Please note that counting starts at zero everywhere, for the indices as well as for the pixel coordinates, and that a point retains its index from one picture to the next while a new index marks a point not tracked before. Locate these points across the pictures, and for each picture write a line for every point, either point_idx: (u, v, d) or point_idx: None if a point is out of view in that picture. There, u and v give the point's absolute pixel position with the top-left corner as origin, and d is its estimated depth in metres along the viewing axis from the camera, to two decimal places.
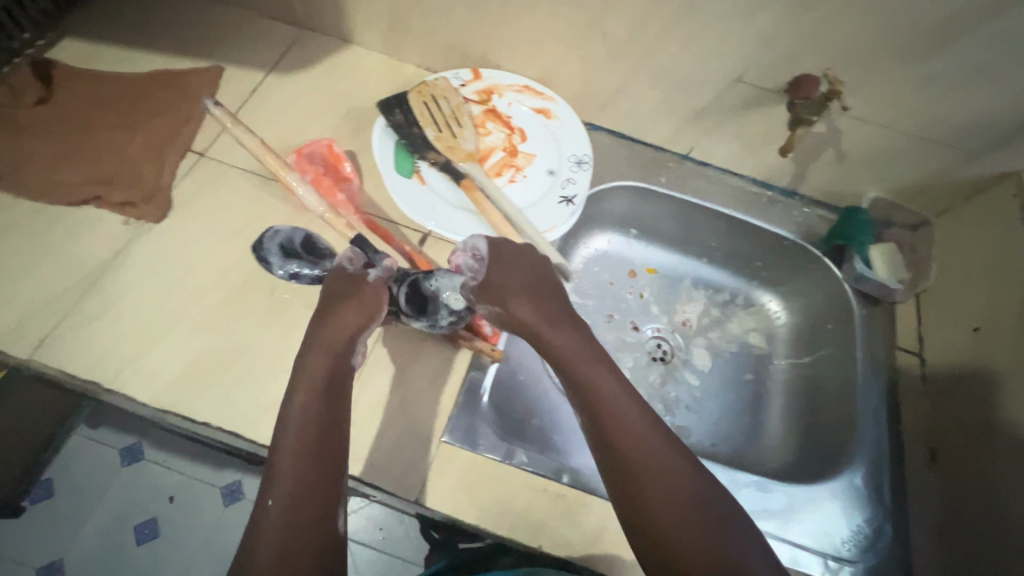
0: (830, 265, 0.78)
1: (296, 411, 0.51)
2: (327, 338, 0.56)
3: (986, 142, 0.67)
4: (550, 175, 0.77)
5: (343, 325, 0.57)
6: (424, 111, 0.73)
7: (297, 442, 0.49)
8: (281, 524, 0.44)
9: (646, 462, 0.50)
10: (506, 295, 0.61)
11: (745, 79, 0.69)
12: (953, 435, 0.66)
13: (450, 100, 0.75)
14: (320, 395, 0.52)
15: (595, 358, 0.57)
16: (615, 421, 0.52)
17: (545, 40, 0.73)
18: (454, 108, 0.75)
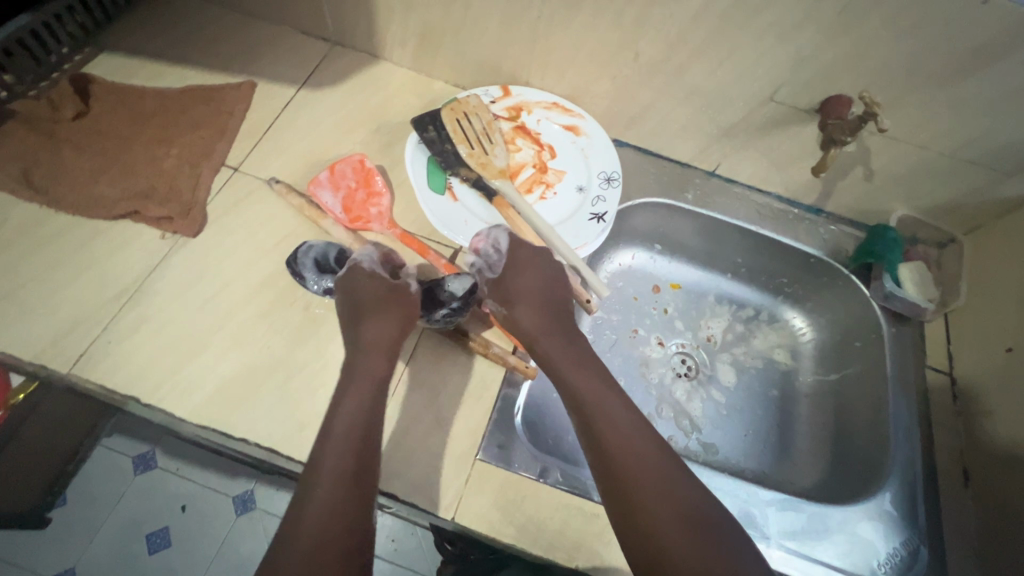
0: (858, 282, 0.78)
1: (342, 416, 0.53)
2: (372, 345, 0.58)
3: (1019, 163, 0.67)
4: (579, 192, 0.77)
5: (387, 333, 0.59)
6: (456, 128, 0.74)
7: (339, 446, 0.51)
8: (317, 523, 0.46)
9: (643, 470, 0.51)
10: (512, 298, 0.65)
11: (776, 99, 0.69)
12: (988, 457, 0.65)
13: (482, 117, 0.75)
14: (366, 402, 0.54)
15: (586, 367, 0.60)
16: (610, 429, 0.54)
17: (577, 58, 0.73)
18: (485, 125, 0.75)
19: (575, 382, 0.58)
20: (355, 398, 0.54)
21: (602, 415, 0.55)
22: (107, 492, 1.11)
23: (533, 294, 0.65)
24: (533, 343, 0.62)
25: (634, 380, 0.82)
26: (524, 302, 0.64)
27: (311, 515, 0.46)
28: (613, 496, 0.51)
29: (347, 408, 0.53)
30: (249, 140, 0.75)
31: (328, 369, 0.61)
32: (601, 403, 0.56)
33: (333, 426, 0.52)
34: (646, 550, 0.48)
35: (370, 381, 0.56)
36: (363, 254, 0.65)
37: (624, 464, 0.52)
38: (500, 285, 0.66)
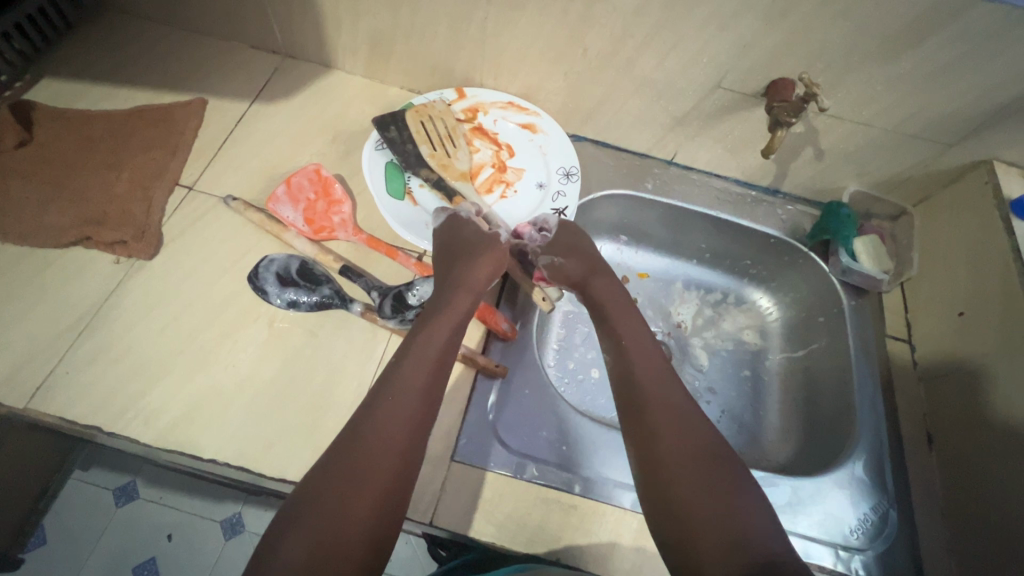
0: (817, 259, 0.80)
1: (406, 378, 0.54)
2: (465, 294, 0.63)
3: (959, 133, 0.69)
4: (540, 189, 0.78)
5: (487, 281, 0.66)
6: (421, 130, 0.74)
7: (415, 364, 0.56)
8: (360, 472, 0.48)
9: (671, 415, 0.55)
10: (568, 252, 0.73)
11: (724, 86, 0.71)
12: (949, 419, 0.67)
13: (446, 121, 0.76)
14: (432, 364, 0.56)
15: (631, 317, 0.67)
16: (649, 393, 0.58)
17: (528, 56, 0.74)
18: (450, 129, 0.76)
19: (622, 332, 0.65)
20: (422, 359, 0.56)
21: (640, 357, 0.62)
22: (87, 529, 1.08)
23: (585, 254, 0.73)
24: (587, 286, 0.71)
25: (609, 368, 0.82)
26: (581, 251, 0.73)
27: (355, 464, 0.48)
28: (641, 451, 0.54)
29: (413, 368, 0.55)
30: (203, 158, 0.74)
31: (298, 383, 0.61)
32: (646, 372, 0.60)
33: (395, 379, 0.54)
34: (663, 500, 0.51)
35: (438, 342, 0.58)
36: (465, 209, 0.72)
37: (657, 425, 0.55)
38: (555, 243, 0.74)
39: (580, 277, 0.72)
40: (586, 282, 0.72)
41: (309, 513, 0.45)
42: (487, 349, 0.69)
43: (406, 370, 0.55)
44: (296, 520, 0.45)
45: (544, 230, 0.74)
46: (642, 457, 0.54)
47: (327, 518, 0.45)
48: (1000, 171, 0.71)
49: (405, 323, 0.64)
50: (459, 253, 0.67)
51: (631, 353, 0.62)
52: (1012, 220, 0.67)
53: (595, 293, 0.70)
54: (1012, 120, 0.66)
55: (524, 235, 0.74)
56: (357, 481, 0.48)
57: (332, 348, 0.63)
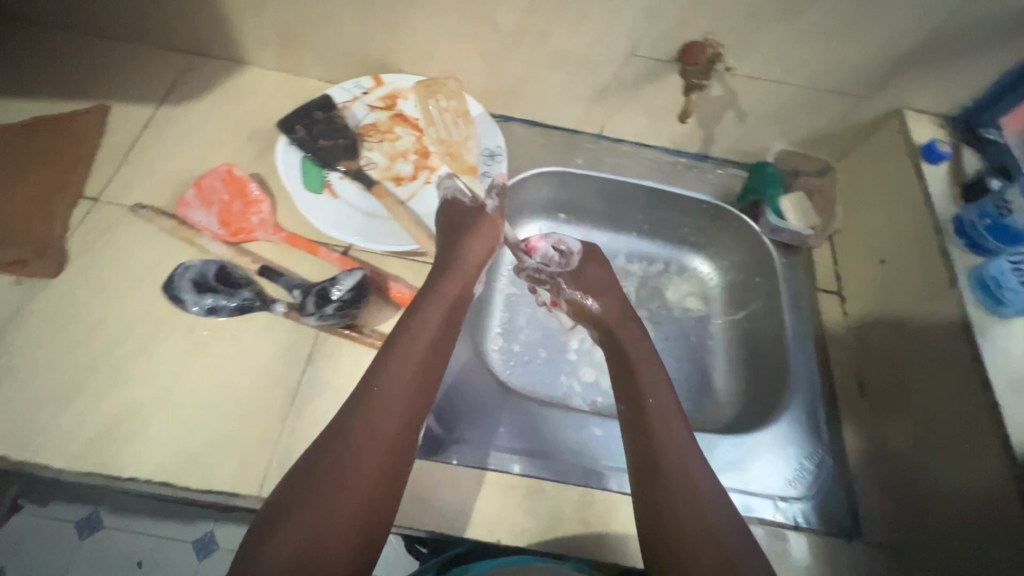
0: (747, 220, 0.81)
1: (396, 380, 0.53)
2: (452, 290, 0.61)
3: (870, 84, 0.71)
4: (464, 171, 0.74)
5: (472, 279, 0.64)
6: (430, 113, 0.77)
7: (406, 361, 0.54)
8: (346, 475, 0.47)
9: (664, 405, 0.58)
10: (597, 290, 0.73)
11: (639, 53, 0.70)
12: (878, 365, 0.69)
13: (457, 104, 0.78)
14: (421, 368, 0.54)
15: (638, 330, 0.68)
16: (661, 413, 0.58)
17: (442, 38, 0.73)
18: (460, 112, 0.77)
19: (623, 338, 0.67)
20: (413, 362, 0.54)
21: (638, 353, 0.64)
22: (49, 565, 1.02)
23: (613, 288, 0.73)
24: (614, 334, 0.68)
25: (553, 346, 0.81)
26: (611, 293, 0.72)
27: (342, 469, 0.47)
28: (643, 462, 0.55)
29: (400, 368, 0.53)
30: (109, 167, 0.71)
31: (222, 391, 0.59)
32: (658, 394, 0.60)
33: (385, 374, 0.53)
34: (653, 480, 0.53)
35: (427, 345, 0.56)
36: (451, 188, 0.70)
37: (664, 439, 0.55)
38: (580, 279, 0.73)
39: (608, 321, 0.70)
40: (613, 328, 0.69)
41: (292, 520, 0.44)
42: None
43: (397, 371, 0.53)
44: (278, 526, 0.44)
45: (561, 250, 0.77)
46: (643, 468, 0.54)
47: (308, 528, 0.44)
48: (910, 119, 0.72)
49: (328, 318, 0.62)
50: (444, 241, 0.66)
51: (648, 381, 0.61)
52: (923, 165, 0.69)
53: (623, 339, 0.67)
54: (917, 67, 0.67)
55: (539, 250, 0.76)
56: (342, 487, 0.46)
57: (255, 352, 0.61)
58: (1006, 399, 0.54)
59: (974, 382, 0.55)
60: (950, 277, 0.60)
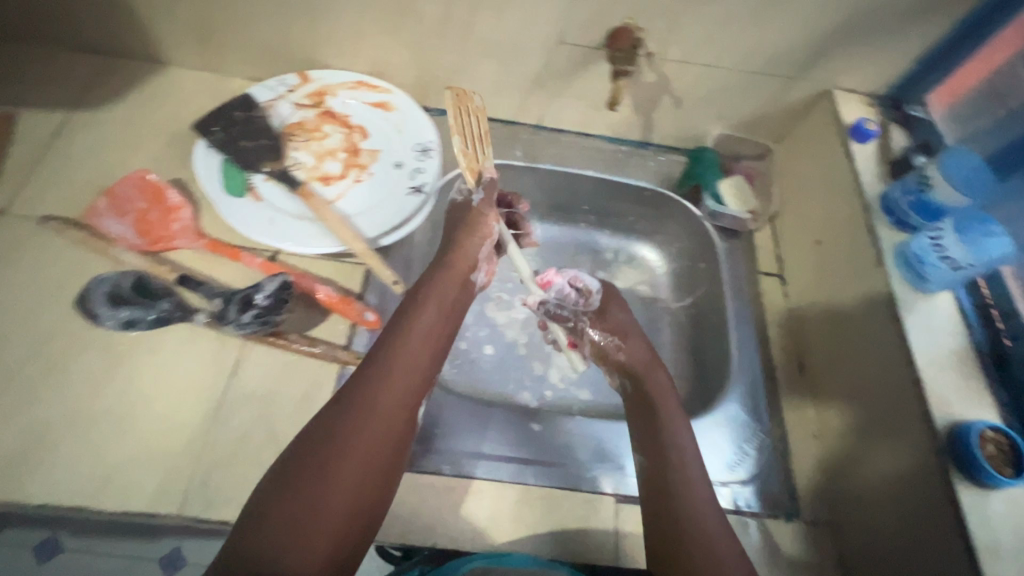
0: (689, 206, 0.80)
1: (396, 376, 0.53)
2: (450, 292, 0.62)
3: (799, 65, 0.71)
4: (397, 168, 0.72)
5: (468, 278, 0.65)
6: (458, 124, 0.64)
7: (408, 359, 0.54)
8: (340, 472, 0.46)
9: (671, 414, 0.61)
10: (623, 333, 0.71)
11: (566, 41, 0.69)
12: (815, 345, 0.69)
13: (481, 120, 0.65)
14: (422, 371, 0.55)
15: (656, 366, 0.67)
16: (671, 436, 0.59)
17: (365, 31, 0.70)
18: (484, 130, 0.65)
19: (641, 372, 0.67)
20: (415, 363, 0.55)
21: (649, 376, 0.66)
22: None
23: (638, 333, 0.71)
24: (641, 380, 0.66)
25: (500, 341, 0.80)
26: (637, 338, 0.70)
27: (340, 456, 0.47)
28: (654, 479, 0.57)
29: (399, 368, 0.53)
30: (16, 178, 0.67)
31: (142, 408, 0.57)
32: (673, 425, 0.60)
33: (386, 372, 0.53)
34: (655, 477, 0.57)
35: (426, 346, 0.57)
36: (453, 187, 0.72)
37: (676, 460, 0.57)
38: (604, 320, 0.73)
39: (635, 365, 0.68)
40: (643, 374, 0.67)
41: (279, 510, 0.43)
42: (351, 344, 0.62)
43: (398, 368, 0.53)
44: (269, 510, 0.44)
45: (579, 288, 0.77)
46: (653, 486, 0.57)
47: (303, 516, 0.43)
48: (840, 99, 0.73)
49: (246, 329, 0.59)
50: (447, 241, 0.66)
51: (669, 415, 0.61)
52: (852, 145, 0.69)
53: (649, 384, 0.65)
54: (842, 46, 0.68)
55: (554, 285, 0.76)
56: (338, 480, 0.46)
57: (178, 365, 0.59)
58: (929, 374, 0.54)
59: (899, 357, 0.56)
60: (877, 256, 0.61)
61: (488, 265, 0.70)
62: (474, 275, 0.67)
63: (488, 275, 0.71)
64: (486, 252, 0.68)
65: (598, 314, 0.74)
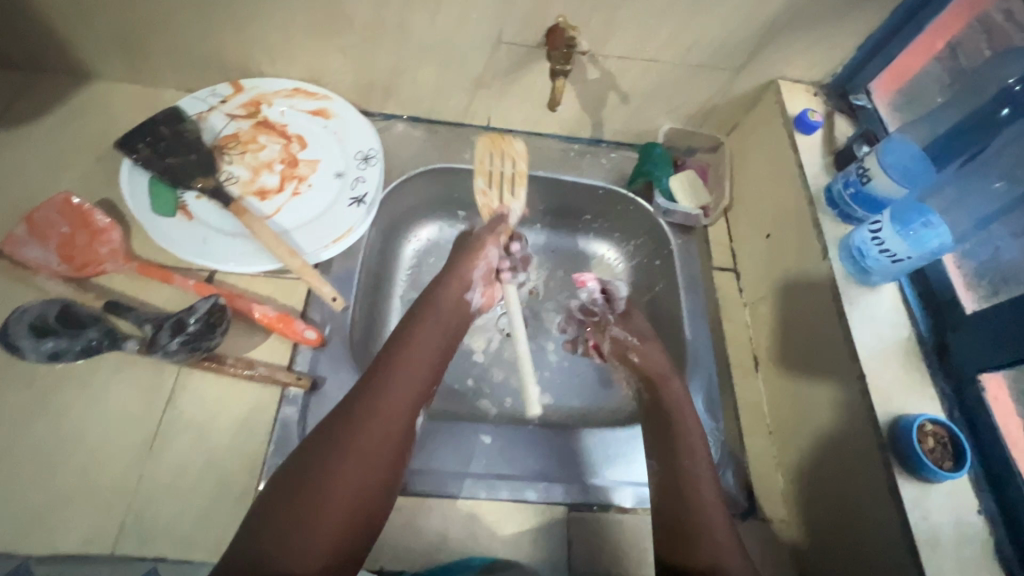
0: (641, 202, 0.79)
1: (398, 386, 0.55)
2: (450, 309, 0.65)
3: (743, 57, 0.69)
4: (338, 178, 0.70)
5: (462, 297, 0.67)
6: (485, 164, 0.73)
7: (406, 379, 0.56)
8: (337, 488, 0.47)
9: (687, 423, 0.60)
10: (642, 338, 0.70)
11: (504, 40, 0.67)
12: (768, 339, 0.69)
13: (517, 163, 0.74)
14: (422, 383, 0.57)
15: (674, 372, 0.66)
16: (686, 443, 0.59)
17: (296, 36, 0.67)
18: (517, 173, 0.74)
19: (657, 376, 0.66)
20: (417, 375, 0.57)
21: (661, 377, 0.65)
22: None
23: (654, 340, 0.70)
24: (658, 392, 0.64)
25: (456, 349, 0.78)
26: (655, 343, 0.70)
27: (342, 457, 0.49)
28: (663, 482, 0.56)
29: (397, 387, 0.55)
30: None
31: (71, 443, 0.54)
32: (688, 437, 0.59)
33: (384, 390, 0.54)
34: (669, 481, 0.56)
35: (427, 359, 0.59)
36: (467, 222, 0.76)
37: (689, 465, 0.57)
38: (626, 324, 0.73)
39: (653, 376, 0.66)
40: (659, 387, 0.65)
41: (274, 522, 0.45)
42: (294, 364, 0.61)
43: (400, 379, 0.56)
44: (264, 522, 0.45)
45: (608, 294, 0.81)
46: (662, 488, 0.56)
47: (298, 529, 0.44)
48: (786, 89, 0.72)
49: (174, 355, 0.56)
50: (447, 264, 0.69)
51: (683, 421, 0.60)
52: (797, 137, 0.68)
53: (666, 399, 0.63)
54: (785, 36, 0.66)
55: (587, 286, 0.82)
56: (334, 496, 0.47)
57: (109, 397, 0.57)
58: (872, 368, 0.54)
59: (843, 352, 0.56)
60: (821, 250, 0.61)
61: (487, 287, 0.71)
62: (467, 292, 0.68)
63: (488, 297, 0.72)
64: (481, 273, 0.70)
65: (623, 317, 0.74)
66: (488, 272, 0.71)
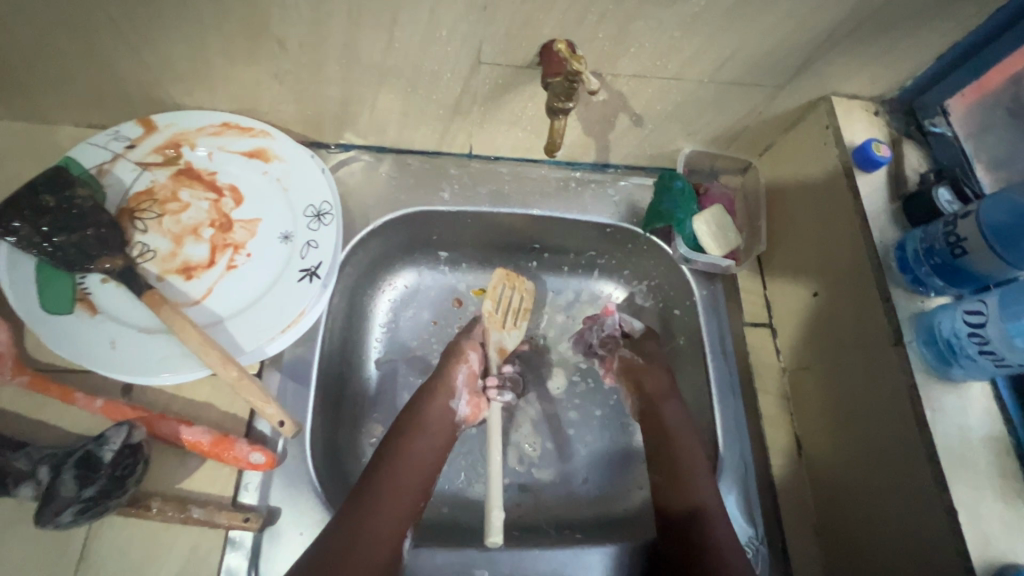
0: (659, 243, 0.66)
1: (383, 517, 0.49)
2: (438, 421, 0.57)
3: (790, 72, 0.55)
4: (283, 242, 0.56)
5: (447, 407, 0.58)
6: (495, 292, 0.65)
7: (392, 495, 0.50)
8: None
9: (682, 430, 0.57)
10: (642, 353, 0.64)
11: (485, 61, 0.51)
12: (815, 420, 0.57)
13: (524, 300, 0.66)
14: (412, 504, 0.51)
15: (671, 391, 0.61)
16: (688, 457, 0.55)
17: (212, 64, 0.52)
18: (523, 308, 0.66)
19: (654, 394, 0.60)
20: (405, 491, 0.51)
21: (659, 391, 0.60)
22: None
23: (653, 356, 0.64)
24: (654, 408, 0.59)
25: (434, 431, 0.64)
26: (661, 365, 0.63)
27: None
28: (669, 497, 0.54)
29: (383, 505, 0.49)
30: None
31: None
32: (689, 456, 0.55)
33: (369, 516, 0.48)
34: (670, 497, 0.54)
35: (419, 471, 0.53)
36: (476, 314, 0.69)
37: (693, 481, 0.54)
38: (638, 344, 0.65)
39: (649, 393, 0.61)
40: (656, 404, 0.60)
41: None
42: (239, 498, 0.49)
43: (385, 509, 0.49)
44: None
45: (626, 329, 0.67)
46: (670, 502, 0.53)
47: None
48: (840, 109, 0.58)
49: (66, 524, 0.43)
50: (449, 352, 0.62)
51: (681, 436, 0.57)
52: (857, 174, 0.55)
53: (663, 415, 0.58)
54: (845, 47, 0.52)
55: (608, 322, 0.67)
56: None
57: (5, 559, 0.45)
58: (963, 498, 0.43)
59: (926, 475, 0.45)
60: (893, 332, 0.49)
61: (473, 396, 0.60)
62: (455, 401, 0.59)
63: (474, 408, 0.60)
64: (465, 380, 0.60)
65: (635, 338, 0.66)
66: (473, 378, 0.60)
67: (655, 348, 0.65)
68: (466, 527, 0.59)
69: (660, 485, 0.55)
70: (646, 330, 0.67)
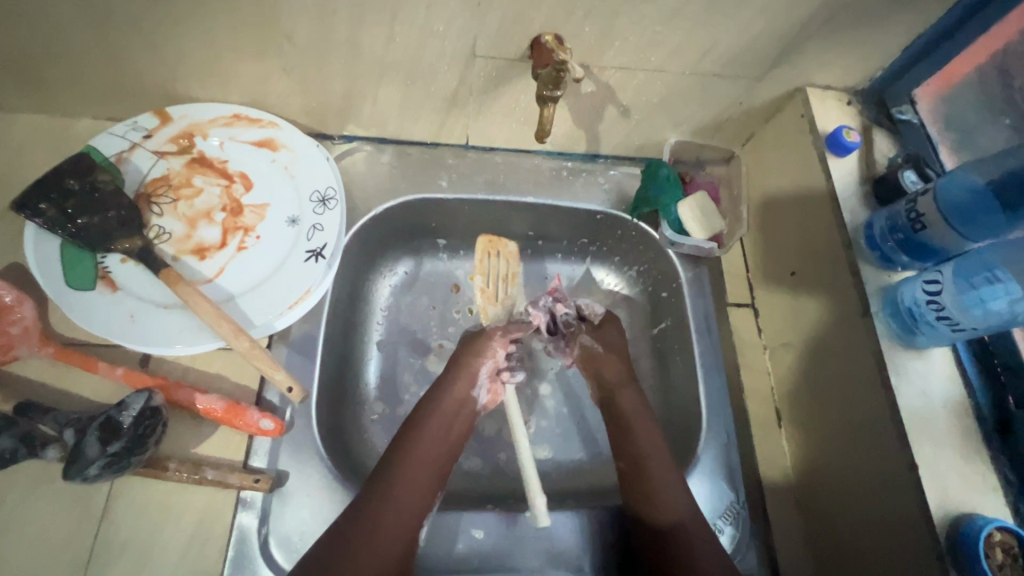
0: (647, 229, 0.69)
1: (404, 499, 0.51)
2: (457, 407, 0.58)
3: (766, 64, 0.58)
4: (291, 225, 0.59)
5: (468, 395, 0.59)
6: (482, 265, 0.70)
7: (412, 479, 0.52)
8: None
9: (641, 420, 0.59)
10: (600, 341, 0.65)
11: (480, 54, 0.55)
12: (793, 392, 0.61)
13: (509, 265, 0.71)
14: (430, 487, 0.53)
15: (629, 381, 0.62)
16: (653, 455, 0.56)
17: (224, 59, 0.55)
18: (508, 274, 0.70)
19: (614, 386, 0.62)
20: (425, 475, 0.53)
21: (619, 383, 0.62)
22: None
23: (612, 344, 0.65)
24: (613, 398, 0.61)
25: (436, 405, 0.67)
26: (619, 354, 0.64)
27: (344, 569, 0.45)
28: (632, 489, 0.55)
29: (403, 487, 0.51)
30: None
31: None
32: (648, 445, 0.57)
33: (390, 497, 0.50)
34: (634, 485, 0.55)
35: (437, 456, 0.55)
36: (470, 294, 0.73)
37: (654, 468, 0.55)
38: (598, 331, 0.66)
39: (607, 382, 0.62)
40: (614, 393, 0.61)
41: None
42: (250, 462, 0.52)
43: (404, 496, 0.51)
44: None
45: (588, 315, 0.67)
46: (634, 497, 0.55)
47: None
48: (815, 99, 0.61)
49: (94, 478, 0.47)
50: (470, 343, 0.63)
51: (640, 425, 0.58)
52: (829, 159, 0.59)
53: (622, 406, 0.60)
54: (816, 40, 0.55)
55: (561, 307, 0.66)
56: None
57: (33, 515, 0.48)
58: (928, 456, 0.47)
59: (892, 435, 0.48)
60: (862, 305, 0.53)
61: (492, 383, 0.62)
62: (473, 390, 0.60)
63: (493, 394, 0.62)
64: (486, 371, 0.61)
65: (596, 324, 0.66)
66: (494, 368, 0.62)
67: (618, 338, 0.66)
68: (463, 495, 0.62)
69: (628, 484, 0.56)
70: (610, 317, 0.67)
